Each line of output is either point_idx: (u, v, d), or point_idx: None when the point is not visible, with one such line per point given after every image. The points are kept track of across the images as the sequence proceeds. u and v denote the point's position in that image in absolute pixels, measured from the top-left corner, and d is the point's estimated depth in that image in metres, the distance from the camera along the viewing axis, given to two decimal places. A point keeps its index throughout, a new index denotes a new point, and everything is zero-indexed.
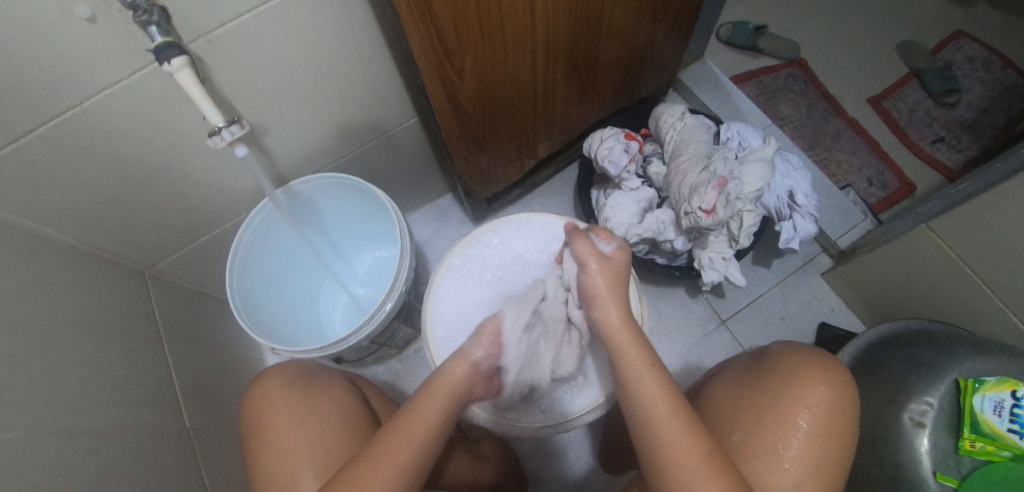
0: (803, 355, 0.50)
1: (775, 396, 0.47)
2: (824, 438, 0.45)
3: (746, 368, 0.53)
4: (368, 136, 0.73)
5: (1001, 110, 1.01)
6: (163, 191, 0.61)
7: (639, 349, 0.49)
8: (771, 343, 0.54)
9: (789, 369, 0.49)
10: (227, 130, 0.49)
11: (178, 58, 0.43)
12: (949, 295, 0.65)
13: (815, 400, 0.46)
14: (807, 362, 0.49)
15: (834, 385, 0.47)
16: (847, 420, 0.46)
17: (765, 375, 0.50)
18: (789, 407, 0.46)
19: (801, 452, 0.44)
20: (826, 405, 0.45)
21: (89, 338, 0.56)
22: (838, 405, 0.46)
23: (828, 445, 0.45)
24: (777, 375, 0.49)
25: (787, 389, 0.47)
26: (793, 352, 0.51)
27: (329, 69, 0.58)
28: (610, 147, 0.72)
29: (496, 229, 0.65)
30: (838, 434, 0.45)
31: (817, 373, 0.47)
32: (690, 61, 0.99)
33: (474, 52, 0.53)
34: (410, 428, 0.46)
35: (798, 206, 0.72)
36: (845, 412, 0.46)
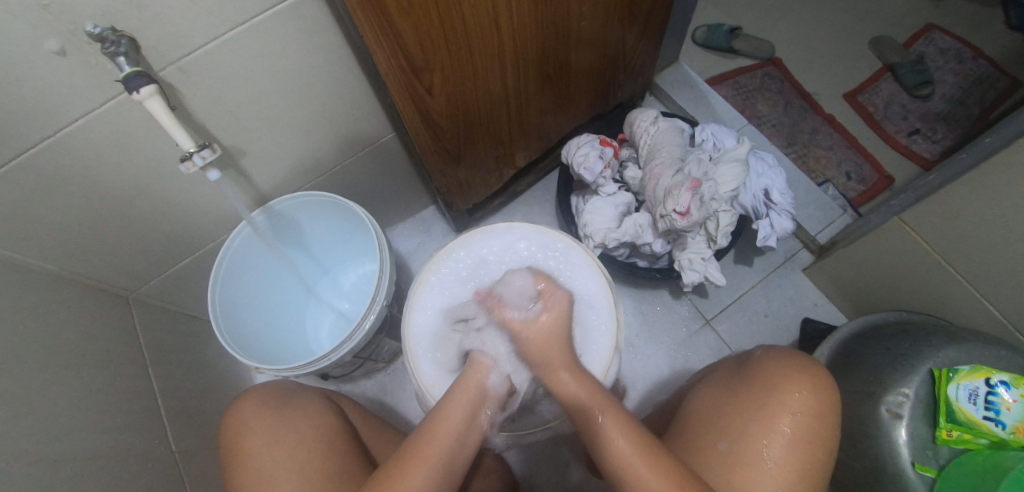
0: (788, 360, 0.49)
1: (762, 402, 0.47)
2: (808, 446, 0.44)
3: (732, 371, 0.53)
4: (345, 153, 0.74)
5: (974, 100, 1.03)
6: (142, 216, 0.62)
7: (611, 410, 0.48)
8: (754, 346, 0.54)
9: (774, 376, 0.48)
10: (198, 155, 0.50)
11: (147, 87, 0.44)
12: (925, 285, 0.65)
13: (798, 406, 0.45)
14: (789, 368, 0.48)
15: (814, 391, 0.46)
16: (828, 423, 0.46)
17: (750, 380, 0.49)
18: (771, 413, 0.46)
19: (783, 458, 0.44)
20: (807, 411, 0.45)
21: (74, 364, 0.57)
22: (820, 412, 0.46)
23: (811, 451, 0.44)
24: (762, 380, 0.48)
25: (773, 396, 0.47)
26: (775, 357, 0.50)
27: (302, 90, 0.59)
28: (586, 153, 0.73)
29: (462, 243, 0.64)
30: (817, 438, 0.45)
31: (801, 379, 0.47)
32: (665, 64, 1.00)
33: (442, 68, 0.54)
34: (439, 431, 0.48)
35: (774, 204, 0.73)
36: (826, 416, 0.46)
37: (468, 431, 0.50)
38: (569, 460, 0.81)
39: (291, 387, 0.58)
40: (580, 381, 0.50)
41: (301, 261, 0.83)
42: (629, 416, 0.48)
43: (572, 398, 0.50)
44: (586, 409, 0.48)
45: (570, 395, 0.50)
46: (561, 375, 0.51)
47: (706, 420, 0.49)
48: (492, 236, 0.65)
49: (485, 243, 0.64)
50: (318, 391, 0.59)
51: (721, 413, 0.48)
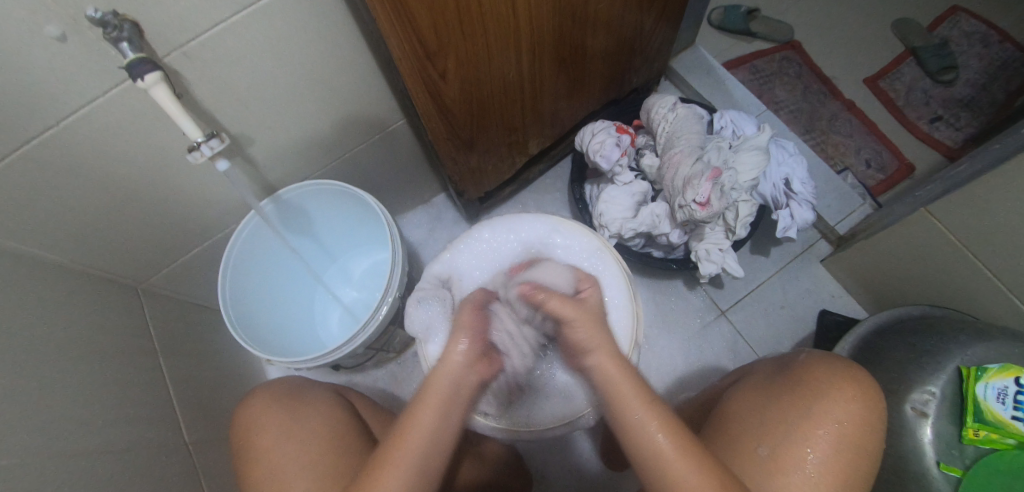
0: (832, 364, 0.48)
1: (804, 409, 0.46)
2: (849, 454, 0.43)
3: (771, 376, 0.51)
4: (354, 139, 0.72)
5: (999, 86, 1.00)
6: (149, 206, 0.61)
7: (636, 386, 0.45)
8: (798, 351, 0.52)
9: (818, 380, 0.47)
10: (206, 146, 0.48)
11: (152, 74, 0.42)
12: (948, 278, 0.64)
13: (841, 414, 0.44)
14: (835, 375, 0.47)
15: (861, 400, 0.45)
16: (873, 433, 0.45)
17: (793, 385, 0.48)
18: (814, 422, 0.45)
19: (825, 466, 0.43)
20: (854, 420, 0.44)
21: (85, 358, 0.56)
22: (865, 420, 0.45)
23: (854, 460, 0.43)
24: (808, 384, 0.47)
25: (814, 401, 0.46)
26: (817, 364, 0.49)
27: (311, 75, 0.57)
28: (602, 140, 0.71)
29: (488, 228, 0.63)
30: (861, 449, 0.44)
31: (847, 387, 0.46)
32: (681, 48, 0.97)
33: (457, 52, 0.52)
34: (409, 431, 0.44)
35: (794, 194, 0.72)
36: (872, 425, 0.45)
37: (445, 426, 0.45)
38: (580, 451, 0.81)
39: (305, 379, 0.58)
40: (637, 384, 0.46)
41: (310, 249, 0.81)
42: (672, 414, 0.45)
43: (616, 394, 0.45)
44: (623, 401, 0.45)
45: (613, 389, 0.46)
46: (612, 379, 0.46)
47: (748, 422, 0.48)
48: (519, 230, 0.63)
49: (515, 236, 0.63)
50: (331, 384, 0.58)
51: (761, 418, 0.47)
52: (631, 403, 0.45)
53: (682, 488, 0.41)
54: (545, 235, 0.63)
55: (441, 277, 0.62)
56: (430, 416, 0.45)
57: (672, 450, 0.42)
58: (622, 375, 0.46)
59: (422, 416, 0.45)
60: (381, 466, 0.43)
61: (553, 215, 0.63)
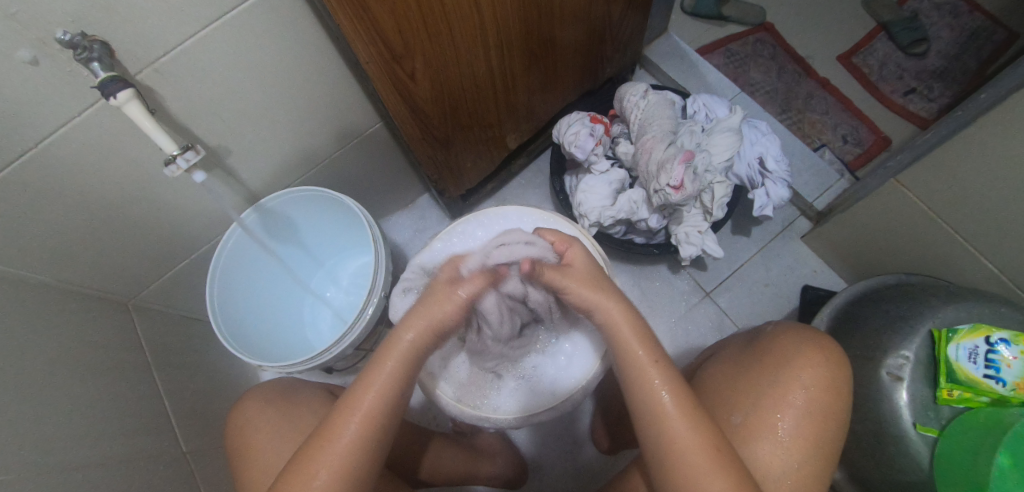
0: (799, 334, 0.49)
1: (773, 377, 0.47)
2: (821, 420, 0.44)
3: (742, 348, 0.52)
4: (334, 144, 0.73)
5: (970, 55, 1.01)
6: (134, 222, 0.61)
7: (643, 340, 0.47)
8: (766, 323, 0.53)
9: (785, 349, 0.48)
10: (182, 158, 0.49)
11: (124, 91, 0.43)
12: (923, 246, 0.65)
13: (809, 380, 0.45)
14: (801, 343, 0.48)
15: (825, 365, 0.46)
16: (839, 399, 0.45)
17: (761, 355, 0.49)
18: (783, 390, 0.46)
19: (796, 432, 0.44)
20: (819, 385, 0.45)
21: (79, 375, 0.57)
22: (833, 386, 0.45)
23: (824, 425, 0.45)
24: (776, 354, 0.48)
25: (784, 370, 0.46)
26: (786, 335, 0.49)
27: (284, 83, 0.58)
28: (576, 131, 0.72)
29: (478, 221, 0.64)
30: (827, 413, 0.45)
31: (811, 354, 0.46)
32: (654, 36, 0.98)
33: (424, 54, 0.53)
34: (373, 381, 0.45)
35: (769, 172, 0.73)
36: (838, 391, 0.45)
37: (384, 411, 0.44)
38: (575, 440, 0.82)
39: (295, 382, 0.59)
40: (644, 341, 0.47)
41: (297, 256, 0.82)
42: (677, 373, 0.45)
43: (627, 355, 0.46)
44: (641, 370, 0.45)
45: (628, 353, 0.46)
46: (620, 335, 0.47)
47: (722, 393, 0.49)
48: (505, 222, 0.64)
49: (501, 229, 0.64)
50: (322, 385, 0.59)
51: (734, 388, 0.48)
52: (642, 368, 0.45)
53: (686, 458, 0.41)
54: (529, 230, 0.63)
55: (426, 268, 0.62)
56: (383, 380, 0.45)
57: (675, 409, 0.43)
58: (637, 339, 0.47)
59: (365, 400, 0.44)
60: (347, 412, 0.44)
61: (521, 206, 0.64)
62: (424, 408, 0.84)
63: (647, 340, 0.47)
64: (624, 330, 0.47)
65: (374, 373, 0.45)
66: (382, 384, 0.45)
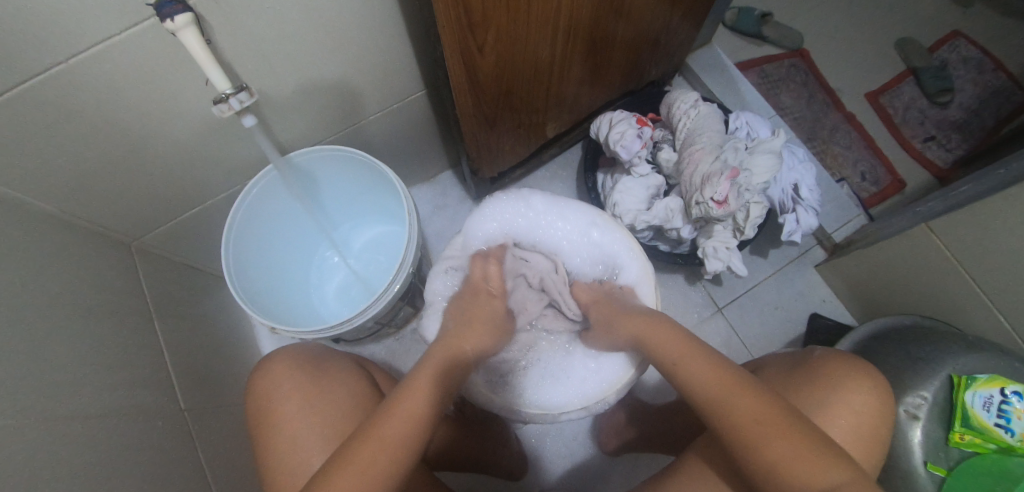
0: (847, 361, 0.50)
1: (824, 396, 0.47)
2: (869, 439, 0.46)
3: (789, 365, 0.52)
4: (372, 106, 0.69)
5: (989, 112, 1.04)
6: (154, 160, 0.57)
7: (686, 344, 0.50)
8: (813, 345, 0.53)
9: (833, 373, 0.49)
10: (235, 99, 0.45)
11: (182, 16, 0.39)
12: (939, 292, 0.67)
13: (859, 404, 0.47)
14: (850, 370, 0.49)
15: (875, 391, 0.48)
16: (883, 425, 0.47)
17: (806, 374, 0.50)
18: (829, 412, 0.47)
19: (850, 436, 0.46)
20: (869, 409, 0.47)
21: (76, 316, 0.53)
22: (879, 413, 0.47)
23: (870, 445, 0.47)
24: (823, 374, 0.49)
25: (836, 391, 0.48)
26: (835, 361, 0.50)
27: (338, 33, 0.55)
28: (622, 131, 0.71)
29: (532, 200, 0.64)
30: (874, 436, 0.47)
31: (862, 380, 0.48)
32: (698, 45, 0.97)
33: (498, 26, 0.51)
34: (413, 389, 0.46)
35: (801, 200, 0.74)
36: (883, 417, 0.47)
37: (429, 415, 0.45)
38: (574, 436, 0.82)
39: (314, 351, 0.56)
40: (700, 354, 0.49)
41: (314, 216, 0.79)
42: (712, 355, 0.49)
43: (662, 356, 0.51)
44: (670, 367, 0.49)
45: (663, 350, 0.51)
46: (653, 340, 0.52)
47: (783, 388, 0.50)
48: (565, 211, 0.63)
49: (559, 216, 0.64)
50: (343, 358, 0.57)
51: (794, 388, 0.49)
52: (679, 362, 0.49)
53: (748, 429, 0.41)
54: (587, 223, 0.63)
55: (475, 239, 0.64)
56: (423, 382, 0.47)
57: (726, 388, 0.44)
58: (659, 332, 0.52)
59: (402, 409, 0.44)
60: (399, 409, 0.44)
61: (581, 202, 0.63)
62: None
63: (690, 344, 0.51)
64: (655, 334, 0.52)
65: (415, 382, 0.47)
66: (421, 390, 0.46)
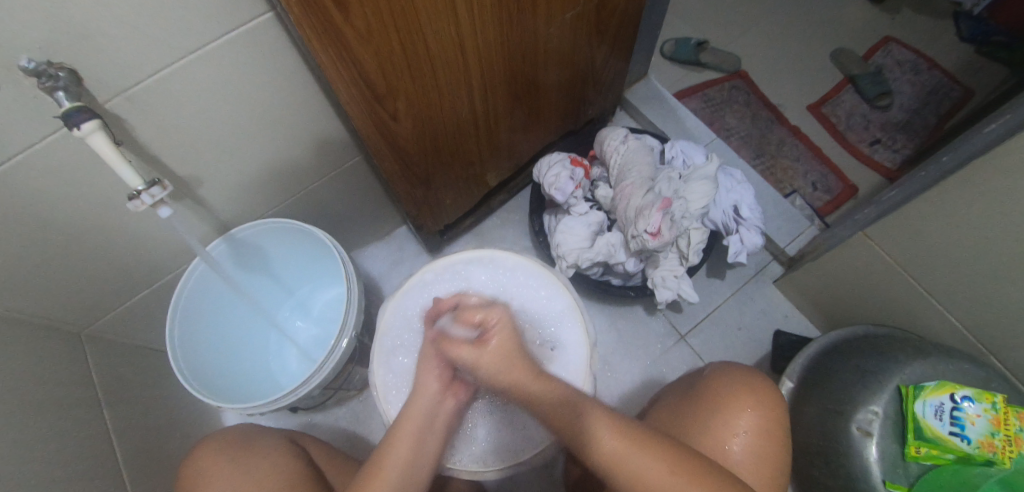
0: (733, 375, 0.52)
1: (706, 423, 0.49)
2: (769, 440, 0.48)
3: (676, 397, 0.55)
4: (311, 176, 0.72)
5: (930, 110, 1.07)
6: (93, 252, 0.58)
7: (559, 387, 0.46)
8: (706, 364, 0.56)
9: (724, 393, 0.51)
10: (147, 193, 0.47)
11: (89, 123, 0.41)
12: (889, 297, 0.67)
13: (747, 425, 0.48)
14: (736, 386, 0.51)
15: (763, 406, 0.50)
16: (779, 433, 0.49)
17: (697, 401, 0.52)
18: (727, 431, 0.48)
19: (753, 442, 0.48)
20: (763, 424, 0.49)
21: (29, 411, 0.53)
22: (771, 424, 0.49)
23: (773, 442, 0.49)
24: (711, 398, 0.51)
25: (731, 403, 0.50)
26: (724, 372, 0.53)
27: (261, 115, 0.57)
28: (557, 174, 0.72)
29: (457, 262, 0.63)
30: (773, 446, 0.49)
31: (749, 395, 0.50)
32: (634, 80, 1.01)
33: (407, 95, 0.53)
34: (395, 451, 0.46)
35: (743, 219, 0.74)
36: (776, 426, 0.49)
37: (419, 460, 0.47)
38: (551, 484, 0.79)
39: (254, 428, 0.56)
40: (551, 384, 0.46)
41: (265, 286, 0.80)
42: (604, 408, 0.45)
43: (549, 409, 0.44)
44: (568, 417, 0.44)
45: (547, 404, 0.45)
46: (534, 388, 0.45)
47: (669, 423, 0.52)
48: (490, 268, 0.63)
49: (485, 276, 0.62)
50: (284, 430, 0.56)
51: (684, 420, 0.51)
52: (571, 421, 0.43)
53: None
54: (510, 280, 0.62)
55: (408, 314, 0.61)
56: (399, 452, 0.46)
57: (624, 447, 0.42)
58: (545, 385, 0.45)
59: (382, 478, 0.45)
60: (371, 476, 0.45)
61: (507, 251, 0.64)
62: None
63: (562, 385, 0.46)
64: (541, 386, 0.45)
65: (399, 433, 0.48)
66: (401, 453, 0.46)
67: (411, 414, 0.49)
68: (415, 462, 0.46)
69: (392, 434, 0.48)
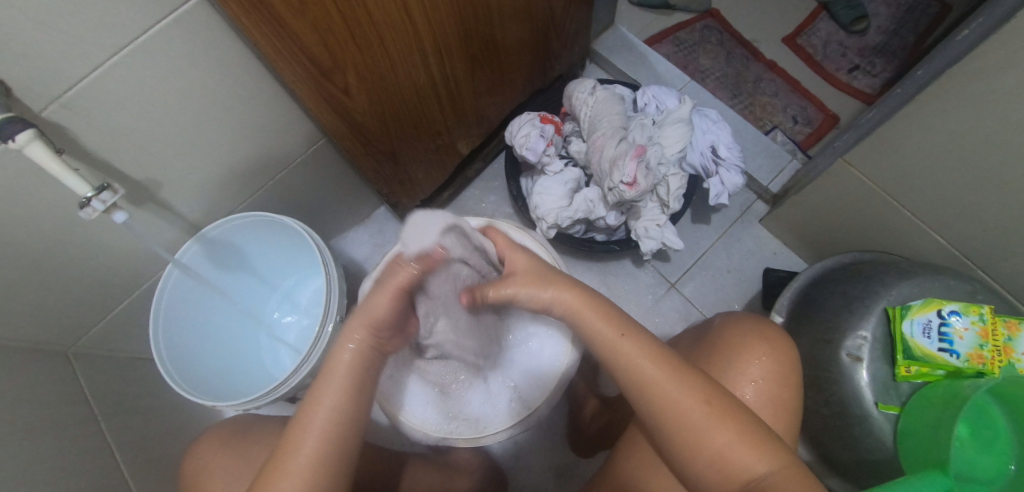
0: (744, 325, 0.52)
1: (727, 366, 0.49)
2: (778, 385, 0.48)
3: (694, 343, 0.55)
4: (275, 165, 0.70)
5: (908, 29, 1.03)
6: (60, 268, 0.57)
7: (607, 316, 0.46)
8: (714, 316, 0.56)
9: (735, 340, 0.50)
10: (97, 199, 0.46)
11: (24, 133, 0.39)
12: (873, 222, 0.66)
13: (758, 373, 0.48)
14: (748, 334, 0.51)
15: (772, 353, 0.49)
16: (789, 378, 0.49)
17: (711, 346, 0.52)
18: (734, 381, 0.48)
19: (762, 392, 0.48)
20: (773, 372, 0.48)
21: (24, 435, 0.53)
22: (779, 372, 0.48)
23: (783, 388, 0.48)
24: (723, 345, 0.51)
25: (743, 352, 0.49)
26: (734, 324, 0.53)
27: (210, 107, 0.55)
28: (527, 133, 0.70)
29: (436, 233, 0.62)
30: (783, 398, 0.48)
31: (760, 344, 0.49)
32: (601, 30, 0.98)
33: (356, 67, 0.51)
34: (321, 405, 0.39)
35: (722, 160, 0.72)
36: (789, 376, 0.49)
37: (347, 410, 0.40)
38: (556, 442, 0.80)
39: (249, 422, 0.56)
40: (608, 316, 0.46)
41: (248, 283, 0.79)
42: (648, 338, 0.45)
43: (595, 333, 0.45)
44: (610, 342, 0.44)
45: (594, 329, 0.45)
46: (585, 313, 0.46)
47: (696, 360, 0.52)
48: None
49: None
50: (280, 421, 0.56)
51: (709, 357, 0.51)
52: (614, 343, 0.44)
53: (686, 422, 0.40)
54: None
55: None
56: (334, 393, 0.40)
57: (659, 373, 0.42)
58: (599, 317, 0.46)
59: (305, 432, 0.38)
60: (297, 429, 0.39)
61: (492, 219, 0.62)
62: (395, 427, 0.82)
63: (611, 313, 0.46)
64: (584, 313, 0.46)
65: (328, 378, 0.41)
66: (330, 406, 0.39)
67: (339, 362, 0.41)
68: (350, 411, 0.40)
69: (320, 381, 0.41)
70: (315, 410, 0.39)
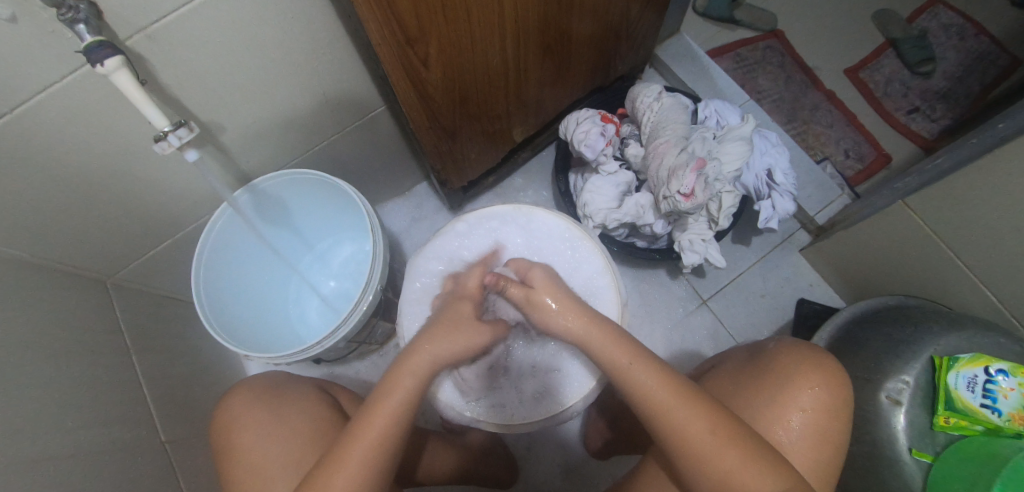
0: (800, 353, 0.51)
1: (767, 398, 0.49)
2: (826, 417, 0.48)
3: (745, 360, 0.55)
4: (332, 126, 0.70)
5: (975, 78, 1.01)
6: (116, 199, 0.57)
7: (618, 340, 0.48)
8: (768, 339, 0.55)
9: (786, 368, 0.50)
10: (173, 135, 0.46)
11: (112, 59, 0.39)
12: (922, 269, 0.66)
13: (810, 402, 0.48)
14: (800, 363, 0.50)
15: (826, 385, 0.49)
16: (839, 415, 0.48)
17: (756, 372, 0.52)
18: (782, 410, 0.48)
19: (807, 423, 0.48)
20: (821, 405, 0.48)
21: (62, 356, 0.54)
22: (830, 406, 0.48)
23: (830, 421, 0.48)
24: (770, 381, 0.50)
25: (788, 382, 0.49)
26: (789, 352, 0.52)
27: (284, 60, 0.55)
28: (587, 130, 0.70)
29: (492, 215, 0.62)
30: (829, 431, 0.48)
31: (812, 373, 0.49)
32: (666, 35, 0.96)
33: (439, 38, 0.50)
34: (387, 401, 0.45)
35: (776, 185, 0.72)
36: (838, 410, 0.48)
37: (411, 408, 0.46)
38: (568, 439, 0.81)
39: (283, 376, 0.57)
40: (615, 338, 0.48)
41: (287, 239, 0.80)
42: (663, 365, 0.46)
43: (608, 360, 0.47)
44: (621, 369, 0.46)
45: (609, 356, 0.47)
46: (592, 340, 0.48)
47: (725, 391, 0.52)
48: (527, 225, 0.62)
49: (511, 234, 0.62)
50: (314, 380, 0.57)
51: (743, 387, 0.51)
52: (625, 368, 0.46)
53: (698, 450, 0.42)
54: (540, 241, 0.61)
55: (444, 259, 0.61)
56: (401, 394, 0.46)
57: (674, 401, 0.43)
58: (611, 342, 0.48)
59: (377, 419, 0.44)
60: (368, 414, 0.44)
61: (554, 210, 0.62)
62: None
63: (623, 339, 0.48)
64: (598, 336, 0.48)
65: (399, 374, 0.47)
66: (397, 403, 0.45)
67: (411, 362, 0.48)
68: (411, 411, 0.46)
69: (392, 372, 0.47)
70: (380, 407, 0.45)
